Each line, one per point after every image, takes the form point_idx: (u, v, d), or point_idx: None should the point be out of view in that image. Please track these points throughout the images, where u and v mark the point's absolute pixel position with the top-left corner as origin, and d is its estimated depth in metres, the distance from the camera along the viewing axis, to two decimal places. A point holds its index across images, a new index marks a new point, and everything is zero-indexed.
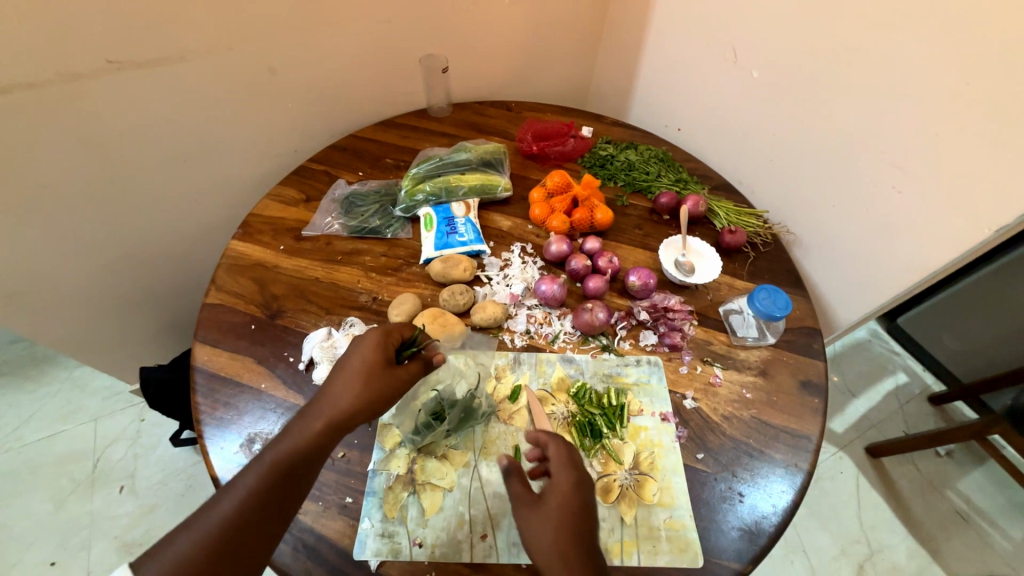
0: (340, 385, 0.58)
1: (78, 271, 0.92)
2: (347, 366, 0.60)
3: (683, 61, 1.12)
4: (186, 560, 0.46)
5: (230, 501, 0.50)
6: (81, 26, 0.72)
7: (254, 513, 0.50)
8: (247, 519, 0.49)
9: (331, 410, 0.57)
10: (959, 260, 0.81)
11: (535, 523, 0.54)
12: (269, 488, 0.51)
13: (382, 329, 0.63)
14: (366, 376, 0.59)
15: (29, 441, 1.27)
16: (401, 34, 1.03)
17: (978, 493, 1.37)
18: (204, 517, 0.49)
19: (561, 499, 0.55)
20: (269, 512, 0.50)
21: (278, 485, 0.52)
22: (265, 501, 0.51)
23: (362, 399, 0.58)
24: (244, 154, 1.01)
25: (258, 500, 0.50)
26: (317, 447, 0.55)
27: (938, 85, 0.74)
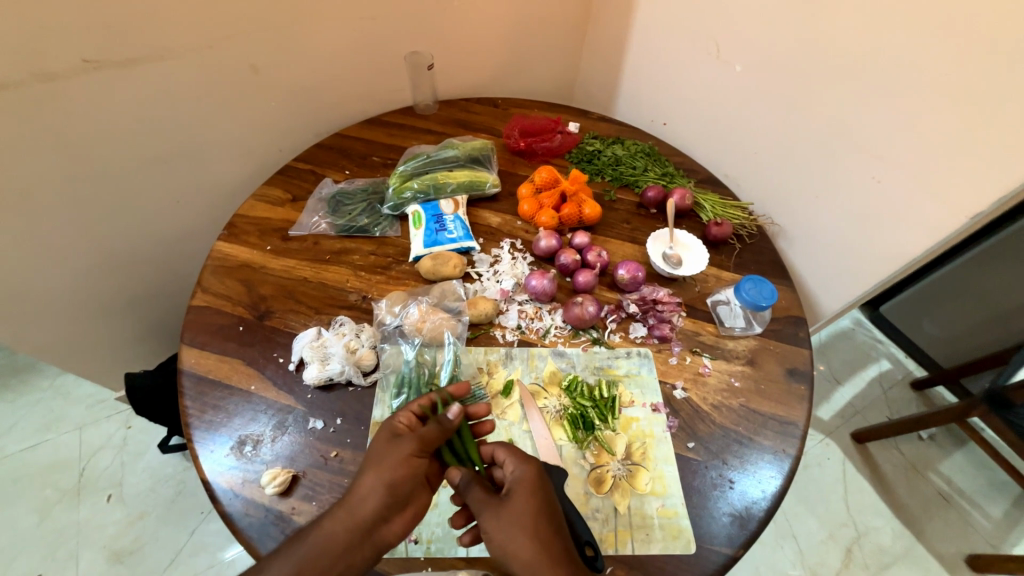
0: (364, 482, 0.54)
1: (59, 275, 0.90)
2: (374, 457, 0.56)
3: (668, 56, 1.13)
4: None
5: None
6: (57, 25, 0.70)
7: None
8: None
9: (352, 508, 0.52)
10: (937, 248, 0.83)
11: (506, 522, 0.52)
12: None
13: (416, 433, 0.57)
14: (391, 468, 0.54)
15: (10, 452, 1.24)
16: (385, 30, 1.02)
17: (959, 474, 1.41)
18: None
19: (527, 490, 0.55)
20: None
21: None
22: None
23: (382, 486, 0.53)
24: (228, 154, 1.00)
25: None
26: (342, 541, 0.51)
27: (914, 77, 0.76)
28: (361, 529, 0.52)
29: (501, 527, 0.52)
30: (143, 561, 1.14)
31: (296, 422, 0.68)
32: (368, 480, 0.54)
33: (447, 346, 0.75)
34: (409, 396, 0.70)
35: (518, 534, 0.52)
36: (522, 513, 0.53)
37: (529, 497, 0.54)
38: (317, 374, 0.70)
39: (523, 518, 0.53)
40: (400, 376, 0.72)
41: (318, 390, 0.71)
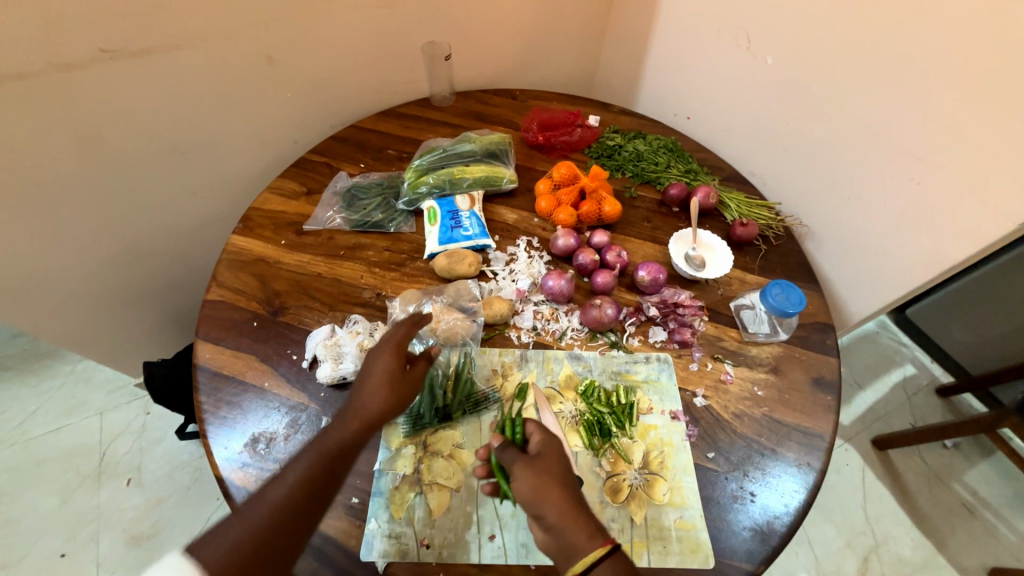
0: (367, 392, 0.59)
1: (77, 266, 0.91)
2: (373, 372, 0.60)
3: (693, 47, 1.08)
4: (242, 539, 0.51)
5: (279, 489, 0.54)
6: (71, 15, 0.69)
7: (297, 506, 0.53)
8: (293, 513, 0.53)
9: (361, 413, 0.58)
10: (976, 255, 0.79)
11: (538, 476, 0.55)
12: (304, 486, 0.54)
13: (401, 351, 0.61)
14: (388, 379, 0.59)
15: (36, 434, 1.28)
16: (402, 19, 1.00)
17: (985, 486, 1.36)
18: (251, 507, 0.53)
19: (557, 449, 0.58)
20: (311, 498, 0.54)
21: (320, 474, 0.55)
22: (306, 494, 0.54)
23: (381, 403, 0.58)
24: (243, 146, 0.99)
25: (299, 497, 0.54)
26: (349, 444, 0.57)
27: (961, 72, 0.71)
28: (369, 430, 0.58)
29: (531, 478, 0.54)
30: (161, 546, 1.16)
31: (308, 421, 0.67)
32: (370, 387, 0.59)
33: (460, 347, 0.74)
34: (423, 400, 0.67)
35: (551, 483, 0.54)
36: (551, 469, 0.56)
37: (558, 455, 0.57)
38: (331, 373, 0.69)
39: (553, 467, 0.56)
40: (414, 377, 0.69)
41: (331, 388, 0.70)
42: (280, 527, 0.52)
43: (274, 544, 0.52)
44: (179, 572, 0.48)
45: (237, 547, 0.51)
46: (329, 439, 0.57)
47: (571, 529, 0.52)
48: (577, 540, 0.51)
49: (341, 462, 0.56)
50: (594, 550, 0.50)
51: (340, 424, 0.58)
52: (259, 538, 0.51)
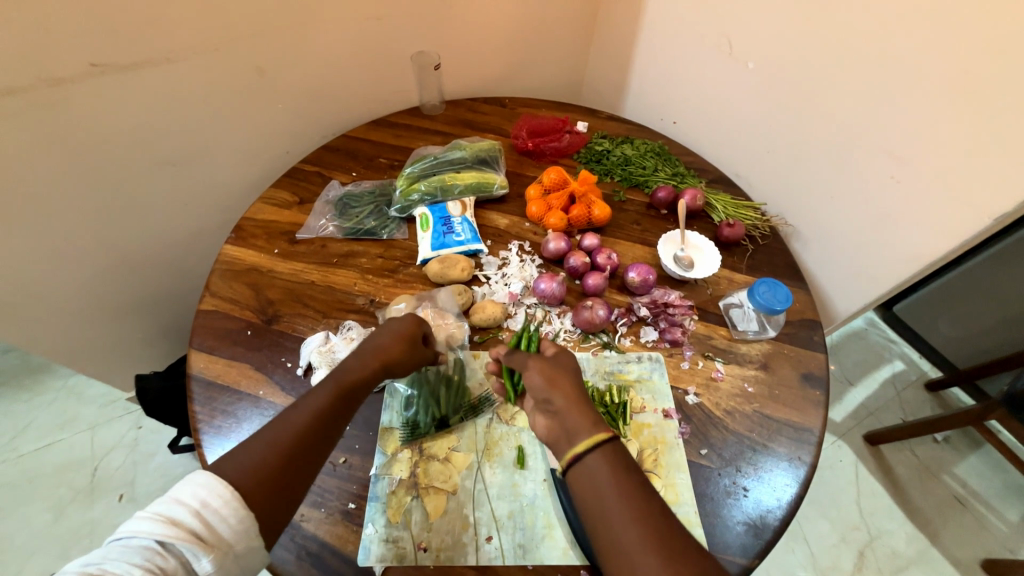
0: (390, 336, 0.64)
1: (68, 279, 0.90)
2: (395, 324, 0.66)
3: (678, 54, 1.11)
4: (263, 456, 0.52)
5: (301, 415, 0.56)
6: (64, 30, 0.70)
7: (319, 427, 0.56)
8: (313, 433, 0.55)
9: (379, 349, 0.63)
10: (955, 251, 0.81)
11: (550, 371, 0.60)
12: (326, 409, 0.57)
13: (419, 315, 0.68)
14: (409, 328, 0.65)
15: (25, 451, 1.26)
16: (391, 30, 1.01)
17: (975, 477, 1.38)
18: (272, 428, 0.55)
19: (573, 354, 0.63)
20: (329, 429, 0.57)
21: (339, 408, 0.58)
22: (327, 418, 0.57)
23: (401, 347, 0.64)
24: (236, 156, 0.99)
25: (320, 419, 0.56)
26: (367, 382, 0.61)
27: (934, 75, 0.74)
28: (385, 366, 0.63)
29: (539, 379, 0.59)
30: None
31: None
32: (390, 335, 0.64)
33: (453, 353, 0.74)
34: (419, 408, 0.68)
35: (563, 377, 0.59)
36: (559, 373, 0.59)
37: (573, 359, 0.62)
38: None
39: (567, 368, 0.61)
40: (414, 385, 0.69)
41: None
42: (302, 443, 0.54)
43: (294, 463, 0.53)
44: (209, 484, 0.49)
45: (260, 456, 0.52)
46: (348, 372, 0.60)
47: (571, 418, 0.55)
48: (571, 429, 0.55)
49: (357, 392, 0.60)
50: (590, 437, 0.53)
51: (357, 359, 0.62)
52: (281, 454, 0.53)
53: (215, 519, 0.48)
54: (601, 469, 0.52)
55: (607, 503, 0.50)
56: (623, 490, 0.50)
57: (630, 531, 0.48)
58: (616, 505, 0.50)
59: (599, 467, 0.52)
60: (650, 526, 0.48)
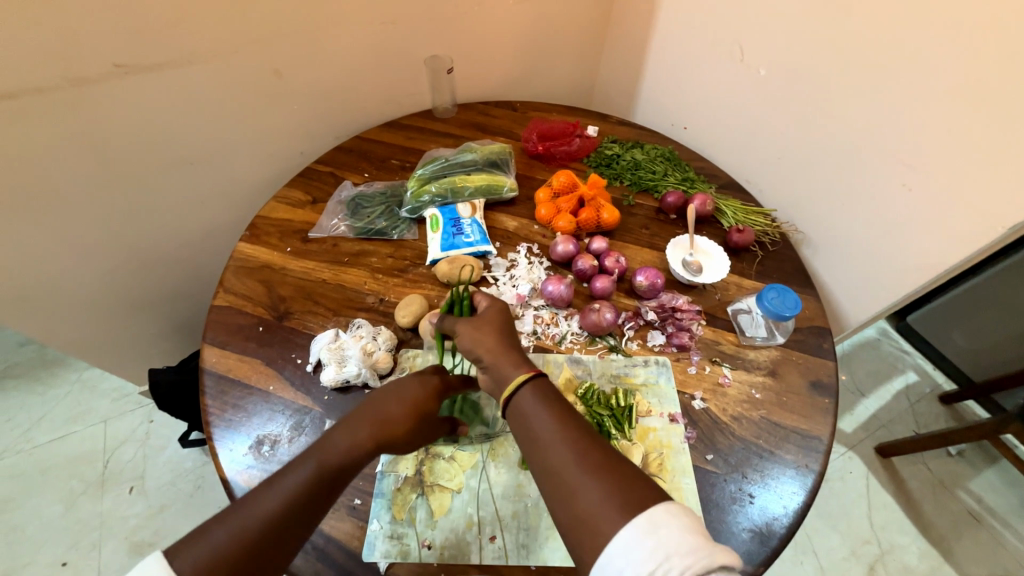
0: (390, 401, 0.58)
1: (88, 274, 0.93)
2: (400, 387, 0.59)
3: (689, 60, 1.11)
4: (225, 546, 0.47)
5: (274, 499, 0.50)
6: (91, 32, 0.72)
7: (291, 515, 0.50)
8: (283, 523, 0.49)
9: (377, 420, 0.56)
10: (970, 260, 0.80)
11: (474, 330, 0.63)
12: (302, 494, 0.51)
13: (437, 380, 0.62)
14: (412, 395, 0.59)
15: (41, 442, 1.29)
16: (406, 35, 1.03)
17: (990, 493, 1.35)
18: (240, 510, 0.49)
19: (496, 312, 0.65)
20: (304, 516, 0.51)
21: (320, 490, 0.52)
22: (303, 504, 0.51)
23: (400, 417, 0.57)
24: (251, 156, 1.02)
25: (295, 505, 0.50)
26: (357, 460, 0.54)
27: (948, 82, 0.74)
28: (381, 442, 0.56)
29: (473, 330, 0.63)
30: None
31: (313, 423, 0.68)
32: (389, 401, 0.58)
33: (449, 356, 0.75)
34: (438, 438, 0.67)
35: (484, 333, 0.62)
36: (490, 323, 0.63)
37: (496, 314, 0.65)
38: (334, 376, 0.70)
39: (488, 325, 0.63)
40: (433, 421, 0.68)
41: (334, 392, 0.71)
42: (271, 533, 0.49)
43: (258, 557, 0.48)
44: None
45: (220, 547, 0.47)
46: (333, 449, 0.54)
47: (502, 360, 0.59)
48: (504, 371, 0.58)
49: (342, 472, 0.53)
50: (518, 375, 0.56)
51: (347, 432, 0.55)
52: (241, 545, 0.47)
53: None
54: (531, 398, 0.55)
55: (539, 428, 0.53)
56: (551, 414, 0.53)
57: (559, 448, 0.51)
58: (545, 427, 0.52)
59: (529, 397, 0.55)
60: (577, 440, 0.51)
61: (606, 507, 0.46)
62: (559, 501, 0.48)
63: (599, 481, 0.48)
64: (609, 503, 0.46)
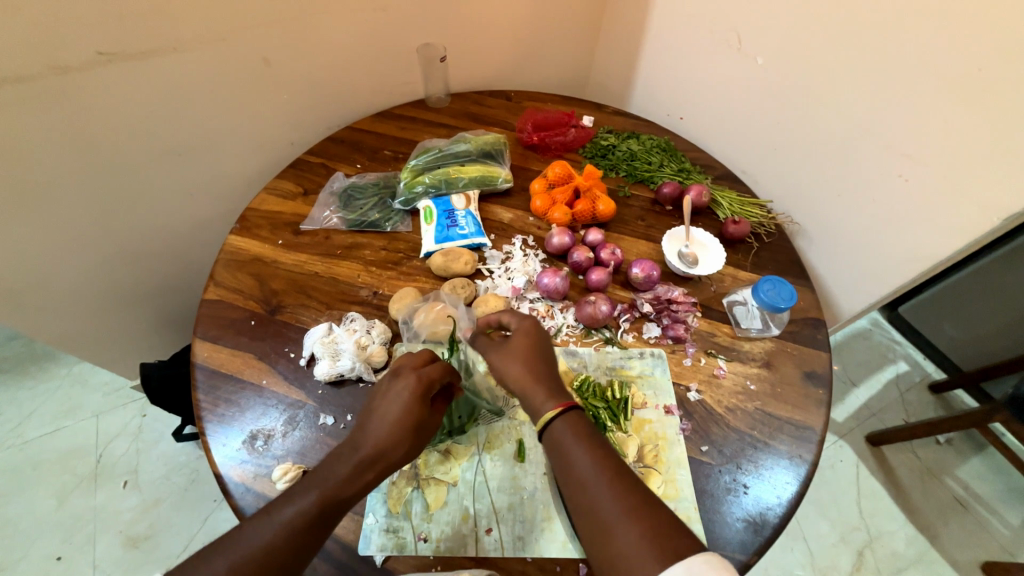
0: (376, 421, 0.56)
1: (76, 268, 0.91)
2: (385, 404, 0.57)
3: (686, 48, 1.10)
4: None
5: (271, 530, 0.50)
6: (73, 18, 0.70)
7: (290, 547, 0.49)
8: (284, 556, 0.49)
9: (370, 446, 0.55)
10: (963, 251, 0.80)
11: (503, 354, 0.62)
12: (302, 525, 0.50)
13: (417, 377, 0.58)
14: (400, 410, 0.56)
15: (31, 437, 1.27)
16: (397, 22, 1.01)
17: (977, 480, 1.38)
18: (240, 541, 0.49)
19: (525, 335, 0.63)
20: (306, 546, 0.50)
21: (318, 520, 0.51)
22: (302, 534, 0.50)
23: (391, 439, 0.55)
24: (240, 146, 0.99)
25: (294, 536, 0.50)
26: (352, 486, 0.54)
27: (946, 74, 0.73)
28: (373, 462, 0.55)
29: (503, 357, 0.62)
30: (158, 547, 1.16)
31: (307, 418, 0.68)
32: (377, 419, 0.56)
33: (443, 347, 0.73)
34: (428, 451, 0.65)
35: (512, 362, 0.61)
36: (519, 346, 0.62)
37: (524, 338, 0.62)
38: (328, 370, 0.70)
39: (518, 351, 0.62)
40: None
41: (328, 386, 0.71)
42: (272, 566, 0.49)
43: None
44: None
45: None
46: (331, 478, 0.53)
47: (533, 389, 0.59)
48: (537, 403, 0.58)
49: (340, 498, 0.53)
50: (550, 409, 0.56)
51: (346, 462, 0.54)
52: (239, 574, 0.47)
53: None
54: (568, 436, 0.55)
55: (576, 467, 0.53)
56: (587, 452, 0.53)
57: (596, 489, 0.51)
58: (584, 467, 0.53)
59: (565, 435, 0.55)
60: (614, 483, 0.51)
61: (643, 552, 0.46)
62: (597, 542, 0.49)
63: (633, 526, 0.48)
64: (643, 550, 0.46)
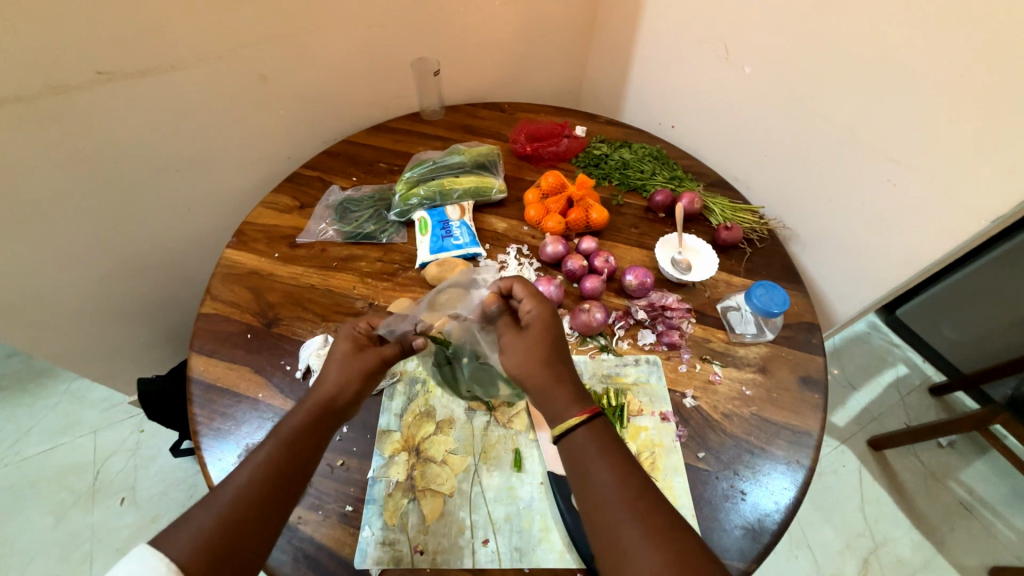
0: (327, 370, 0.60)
1: (75, 283, 0.92)
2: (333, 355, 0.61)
3: (676, 58, 1.12)
4: (209, 529, 0.48)
5: (247, 473, 0.51)
6: (74, 40, 0.72)
7: (267, 488, 0.51)
8: (262, 493, 0.51)
9: (320, 397, 0.57)
10: (955, 253, 0.81)
11: (519, 347, 0.60)
12: (276, 466, 0.52)
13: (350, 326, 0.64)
14: (349, 359, 0.60)
15: (29, 454, 1.27)
16: (391, 37, 1.03)
17: (980, 483, 1.37)
18: (219, 495, 0.50)
19: (542, 327, 0.60)
20: (284, 482, 0.52)
21: (290, 458, 0.53)
22: (278, 473, 0.52)
23: (341, 381, 0.58)
24: (238, 161, 1.01)
25: (270, 475, 0.52)
26: (316, 425, 0.56)
27: (929, 80, 0.75)
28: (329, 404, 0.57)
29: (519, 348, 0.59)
30: None
31: None
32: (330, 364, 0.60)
33: None
34: (424, 463, 0.65)
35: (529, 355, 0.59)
36: (534, 341, 0.59)
37: (543, 331, 0.60)
38: None
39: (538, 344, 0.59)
40: (416, 449, 0.66)
41: None
42: (255, 507, 0.50)
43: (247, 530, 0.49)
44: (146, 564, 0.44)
45: (208, 528, 0.48)
46: (293, 425, 0.55)
47: (555, 390, 0.57)
48: (558, 407, 0.56)
49: (307, 442, 0.55)
50: (573, 416, 0.55)
51: (298, 413, 0.57)
52: (230, 521, 0.48)
53: None
54: (588, 448, 0.54)
55: (596, 481, 0.52)
56: (609, 467, 0.53)
57: (615, 507, 0.51)
58: (605, 481, 0.52)
59: (586, 446, 0.54)
60: (636, 501, 0.51)
61: None
62: (611, 564, 0.49)
63: (653, 548, 0.48)
64: None
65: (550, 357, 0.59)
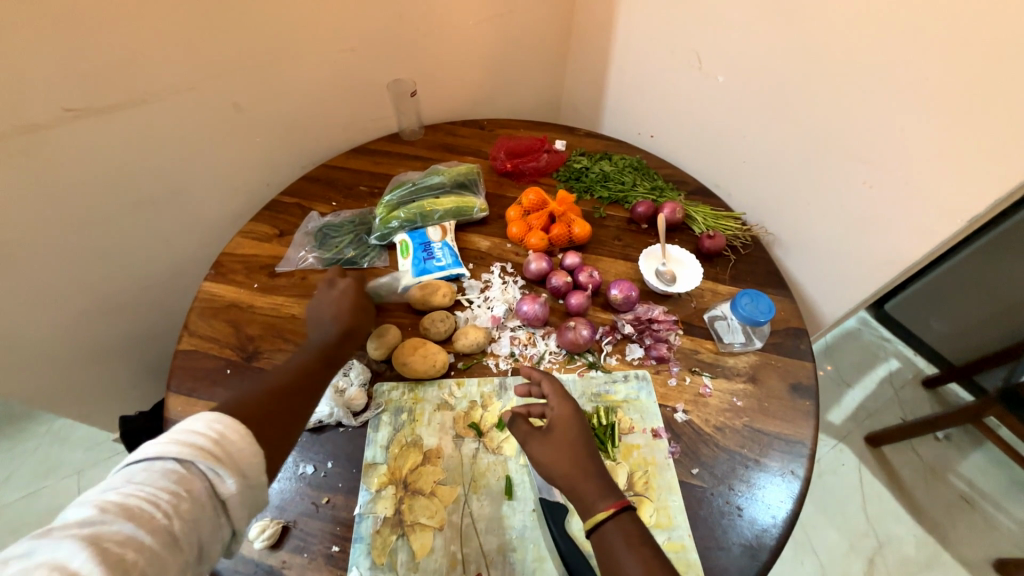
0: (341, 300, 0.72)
1: (49, 324, 0.89)
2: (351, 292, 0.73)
3: (651, 69, 1.13)
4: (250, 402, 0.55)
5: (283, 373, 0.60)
6: (39, 78, 0.70)
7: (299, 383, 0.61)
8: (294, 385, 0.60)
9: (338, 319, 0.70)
10: (934, 252, 0.81)
11: (549, 448, 0.57)
12: (308, 367, 0.63)
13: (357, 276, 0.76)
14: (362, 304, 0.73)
15: (9, 500, 1.22)
16: (366, 61, 1.03)
17: (979, 475, 1.37)
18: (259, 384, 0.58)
19: (565, 425, 0.58)
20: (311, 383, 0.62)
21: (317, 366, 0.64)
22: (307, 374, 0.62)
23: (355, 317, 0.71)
24: (215, 191, 0.99)
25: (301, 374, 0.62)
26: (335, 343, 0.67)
27: (899, 82, 0.76)
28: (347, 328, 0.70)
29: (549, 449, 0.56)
30: None
31: (287, 468, 0.65)
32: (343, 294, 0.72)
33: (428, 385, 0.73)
34: (411, 498, 0.63)
35: (563, 459, 0.56)
36: (562, 440, 0.57)
37: (568, 430, 0.58)
38: None
39: (565, 443, 0.57)
40: (402, 481, 0.64)
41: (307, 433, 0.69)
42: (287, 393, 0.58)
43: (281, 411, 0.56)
44: (218, 420, 0.48)
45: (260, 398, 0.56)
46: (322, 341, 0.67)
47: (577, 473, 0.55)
48: (588, 499, 0.53)
49: (293, 407, 0.58)
50: (601, 510, 0.52)
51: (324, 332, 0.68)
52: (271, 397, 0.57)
53: (231, 445, 0.47)
54: (619, 541, 0.51)
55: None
56: (639, 561, 0.49)
57: None
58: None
59: (615, 539, 0.51)
60: None
61: None
62: None
63: None
64: None
65: (580, 455, 0.56)
